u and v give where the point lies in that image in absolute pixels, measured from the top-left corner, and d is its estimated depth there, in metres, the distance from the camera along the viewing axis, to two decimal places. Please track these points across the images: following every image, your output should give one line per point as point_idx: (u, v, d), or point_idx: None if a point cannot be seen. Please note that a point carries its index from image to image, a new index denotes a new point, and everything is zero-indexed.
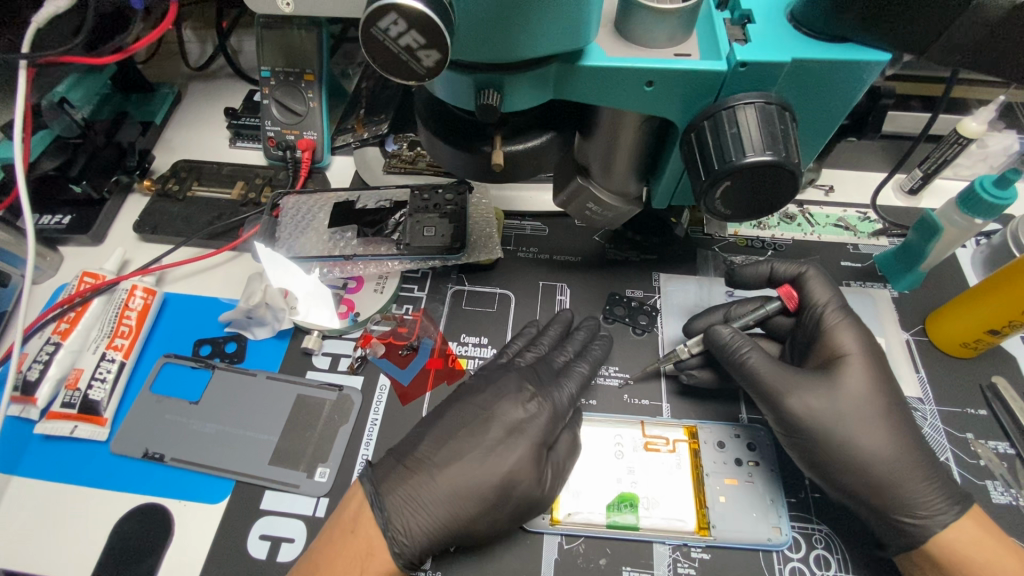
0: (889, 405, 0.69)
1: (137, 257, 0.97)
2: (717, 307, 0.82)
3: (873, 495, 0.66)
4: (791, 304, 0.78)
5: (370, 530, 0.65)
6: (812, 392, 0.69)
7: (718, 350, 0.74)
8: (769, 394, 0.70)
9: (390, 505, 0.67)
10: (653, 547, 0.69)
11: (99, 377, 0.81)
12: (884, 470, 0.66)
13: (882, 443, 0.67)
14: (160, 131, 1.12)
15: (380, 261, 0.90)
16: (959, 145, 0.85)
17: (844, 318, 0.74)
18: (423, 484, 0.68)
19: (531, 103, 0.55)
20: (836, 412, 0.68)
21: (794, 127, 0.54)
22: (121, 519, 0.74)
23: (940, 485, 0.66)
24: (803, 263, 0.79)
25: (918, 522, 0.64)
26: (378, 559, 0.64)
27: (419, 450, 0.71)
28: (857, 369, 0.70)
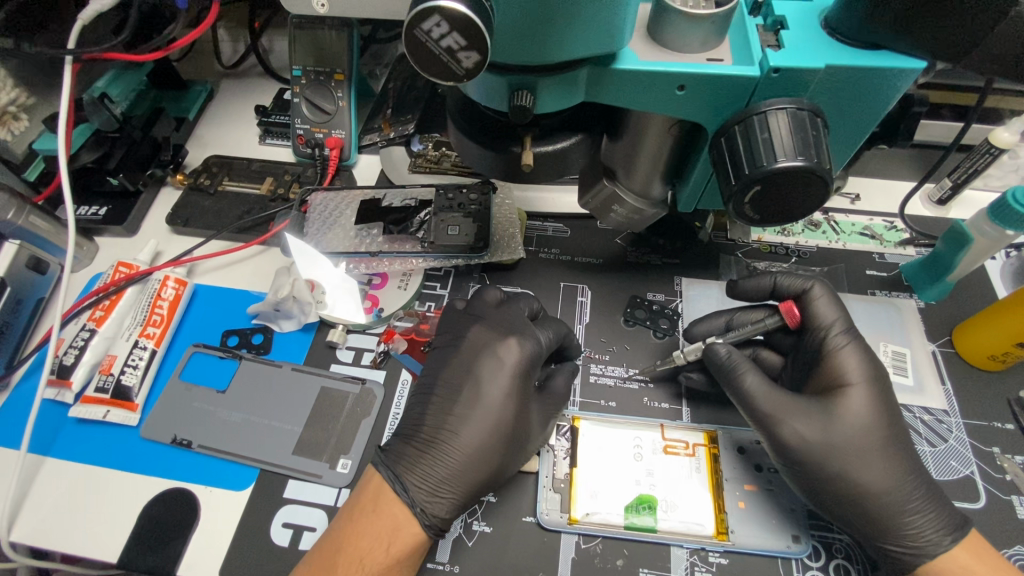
0: (889, 436, 0.68)
1: (168, 249, 0.99)
2: (719, 314, 0.82)
3: (866, 525, 0.66)
4: (792, 322, 0.77)
5: (394, 507, 0.67)
6: (806, 421, 0.68)
7: (715, 368, 0.74)
8: (762, 420, 0.70)
9: (411, 484, 0.68)
10: (670, 550, 0.69)
11: (131, 363, 0.83)
12: (878, 502, 0.66)
13: (878, 475, 0.66)
14: (193, 127, 1.15)
15: (404, 258, 0.92)
16: (991, 155, 0.84)
17: (849, 342, 0.72)
18: (438, 460, 0.70)
19: (561, 105, 0.56)
20: (828, 442, 0.67)
21: (825, 133, 0.54)
22: (150, 502, 0.76)
23: (937, 516, 0.65)
24: (811, 278, 0.77)
25: (911, 552, 0.64)
26: (406, 531, 0.66)
27: (428, 428, 0.72)
28: (858, 398, 0.69)
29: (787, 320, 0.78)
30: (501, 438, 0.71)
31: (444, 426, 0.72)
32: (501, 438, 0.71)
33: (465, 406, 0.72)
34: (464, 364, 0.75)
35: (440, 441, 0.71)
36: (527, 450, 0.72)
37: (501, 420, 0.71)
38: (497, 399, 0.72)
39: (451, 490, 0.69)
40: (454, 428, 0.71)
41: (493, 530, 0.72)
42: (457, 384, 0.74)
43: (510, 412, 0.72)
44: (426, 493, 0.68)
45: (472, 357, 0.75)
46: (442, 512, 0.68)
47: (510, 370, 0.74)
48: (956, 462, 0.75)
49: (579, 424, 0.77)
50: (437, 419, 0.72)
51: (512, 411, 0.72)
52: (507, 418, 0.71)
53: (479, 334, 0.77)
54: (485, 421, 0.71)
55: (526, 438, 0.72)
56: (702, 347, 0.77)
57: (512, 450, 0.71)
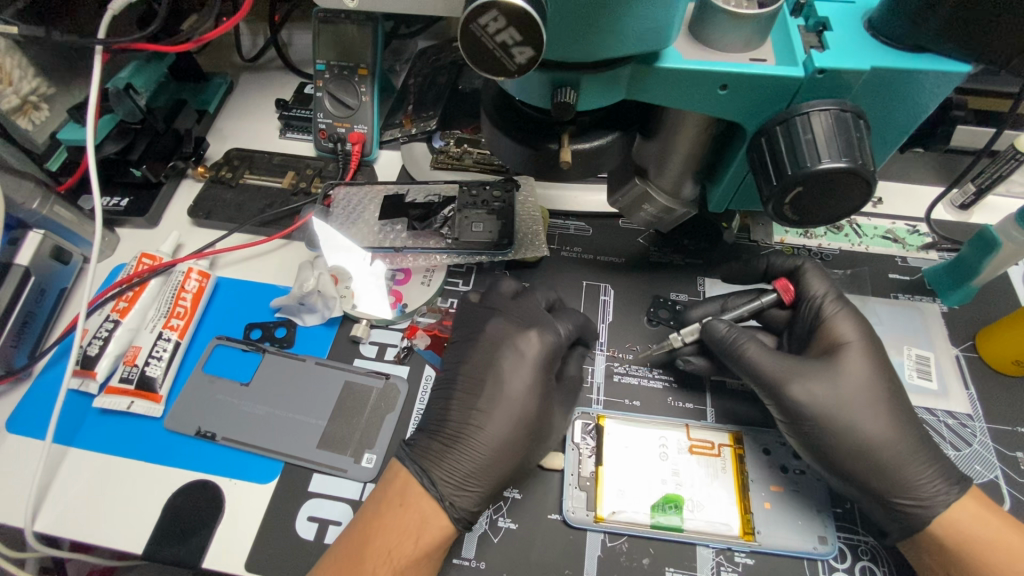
0: (891, 391, 0.70)
1: (190, 241, 1.00)
2: (714, 298, 0.83)
3: (877, 480, 0.66)
4: (787, 296, 0.78)
5: (421, 501, 0.67)
6: (812, 379, 0.70)
7: (716, 345, 0.75)
8: (771, 382, 0.71)
9: (438, 478, 0.68)
10: (697, 549, 0.70)
11: (156, 355, 0.83)
12: (886, 455, 0.67)
13: (884, 428, 0.67)
14: (213, 119, 1.15)
15: (428, 254, 0.92)
16: (1016, 160, 0.83)
17: (842, 308, 0.74)
18: (466, 454, 0.69)
19: (602, 103, 0.56)
20: (836, 398, 0.68)
21: (868, 134, 0.54)
22: (175, 494, 0.76)
23: (942, 466, 0.67)
24: (798, 258, 0.81)
25: (922, 505, 0.65)
26: (434, 524, 0.66)
27: (454, 422, 0.72)
28: (857, 355, 0.71)
29: (783, 296, 0.78)
30: (525, 432, 0.71)
31: (470, 420, 0.71)
32: (530, 435, 0.71)
33: (492, 401, 0.72)
34: (490, 361, 0.75)
35: (466, 436, 0.70)
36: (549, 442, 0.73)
37: (528, 416, 0.71)
38: (526, 395, 0.72)
39: (478, 484, 0.68)
40: (481, 424, 0.71)
41: (518, 526, 0.72)
42: (484, 380, 0.74)
43: (538, 408, 0.72)
44: (453, 487, 0.68)
45: (500, 354, 0.75)
46: (469, 505, 0.68)
47: (538, 367, 0.74)
48: (979, 467, 0.76)
49: (604, 421, 0.77)
50: (463, 415, 0.72)
51: (539, 407, 0.72)
52: (535, 414, 0.72)
53: (505, 331, 0.77)
54: (511, 417, 0.71)
55: (548, 430, 0.73)
56: (699, 327, 0.78)
57: (535, 443, 0.71)
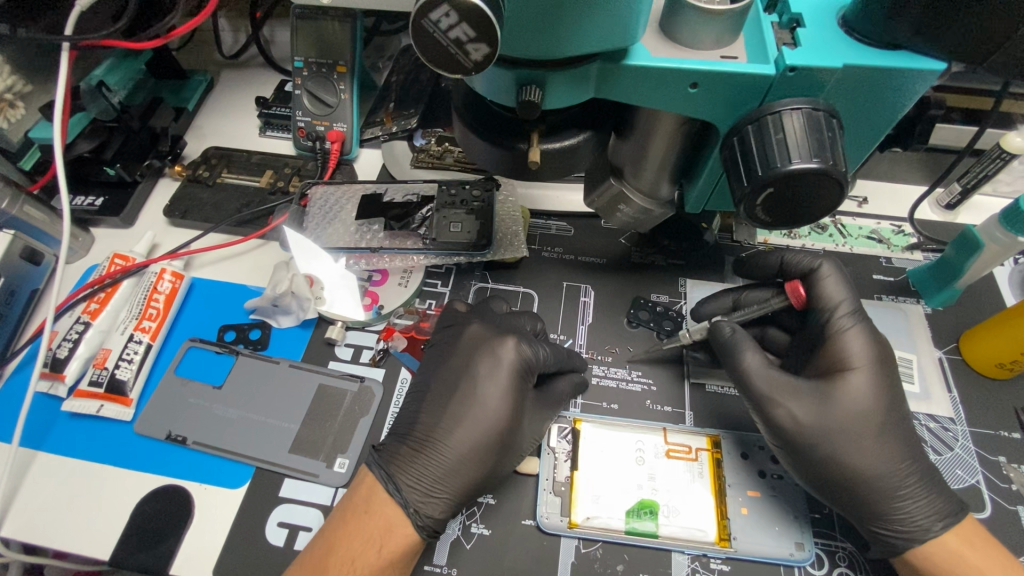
0: (886, 421, 0.67)
1: (165, 242, 0.98)
2: (728, 292, 0.82)
3: (856, 508, 0.65)
4: (797, 302, 0.75)
5: (387, 508, 0.66)
6: (802, 404, 0.67)
7: (718, 345, 0.74)
8: (758, 401, 0.69)
9: (406, 484, 0.67)
10: (672, 556, 0.69)
11: (126, 357, 0.82)
12: (869, 488, 0.65)
13: (873, 461, 0.65)
14: (192, 117, 1.13)
15: (405, 255, 0.90)
16: (1001, 160, 0.82)
17: (855, 324, 0.70)
18: (432, 459, 0.68)
19: (570, 102, 0.54)
20: (825, 427, 0.66)
21: (841, 134, 0.53)
22: (144, 498, 0.75)
23: (929, 501, 0.65)
24: (820, 257, 0.75)
25: (898, 536, 0.64)
26: (399, 532, 0.65)
27: (423, 427, 0.70)
28: (860, 382, 0.67)
29: (792, 300, 0.76)
30: (496, 440, 0.69)
31: (438, 424, 0.70)
32: (503, 443, 0.69)
33: (463, 407, 0.70)
34: (464, 364, 0.74)
35: (434, 440, 0.69)
36: (519, 449, 0.71)
37: (501, 420, 0.70)
38: (500, 399, 0.71)
39: (445, 490, 0.68)
40: (453, 428, 0.70)
41: (491, 532, 0.71)
42: (458, 384, 0.72)
43: (508, 411, 0.70)
44: (420, 494, 0.67)
45: (472, 355, 0.73)
46: (436, 512, 0.67)
47: (513, 370, 0.72)
48: (961, 471, 0.75)
49: (579, 424, 0.76)
50: (433, 418, 0.71)
51: (510, 410, 0.70)
52: (509, 419, 0.70)
53: (480, 333, 0.75)
54: (480, 419, 0.69)
55: (518, 437, 0.71)
56: (707, 327, 0.77)
57: (506, 450, 0.70)
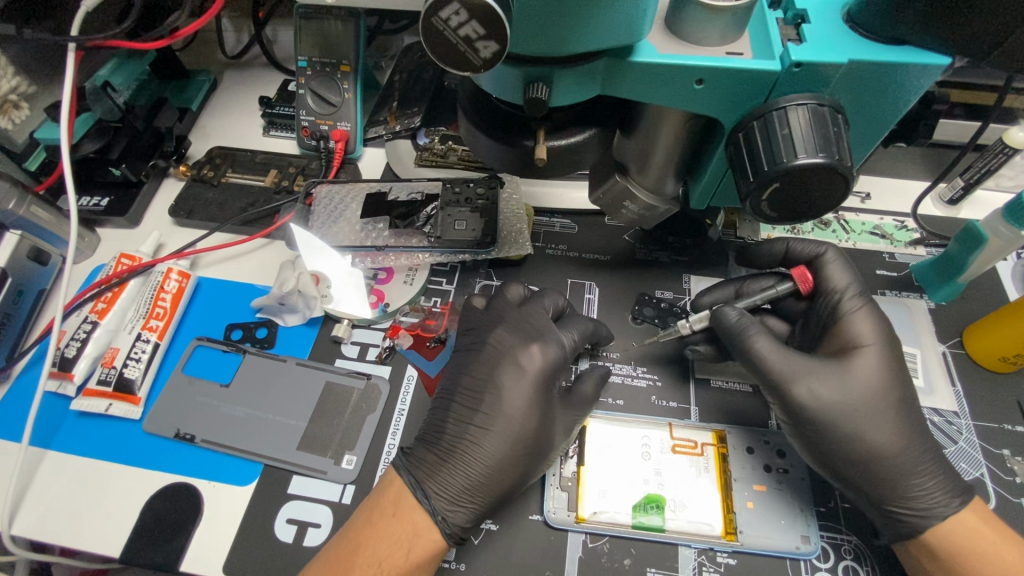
0: (899, 400, 0.69)
1: (171, 241, 0.98)
2: (729, 282, 0.82)
3: (875, 487, 0.66)
4: (804, 286, 0.77)
5: (416, 513, 0.66)
6: (823, 381, 0.68)
7: (724, 331, 0.74)
8: (776, 381, 0.69)
9: (433, 491, 0.68)
10: (678, 550, 0.69)
11: (134, 356, 0.83)
12: (888, 464, 0.66)
13: (890, 436, 0.67)
14: (197, 117, 1.14)
15: (410, 253, 0.90)
16: (1004, 154, 0.83)
17: (862, 305, 0.73)
18: (460, 470, 0.69)
19: (576, 99, 0.55)
20: (844, 402, 0.67)
21: (846, 129, 0.53)
22: (153, 496, 0.76)
23: (944, 478, 0.66)
24: (823, 244, 0.78)
25: (919, 514, 0.65)
26: (425, 537, 0.65)
27: (450, 436, 0.71)
28: (871, 359, 0.70)
29: (799, 284, 0.77)
30: (524, 450, 0.69)
31: (465, 433, 0.71)
32: (523, 450, 0.69)
33: (490, 420, 0.71)
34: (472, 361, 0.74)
35: (461, 449, 0.70)
36: (549, 460, 0.71)
37: (527, 431, 0.70)
38: (507, 396, 0.71)
39: (473, 500, 0.68)
40: (462, 428, 0.71)
41: (499, 528, 0.71)
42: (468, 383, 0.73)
43: (536, 424, 0.71)
44: (447, 501, 0.67)
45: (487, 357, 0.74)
46: (462, 520, 0.67)
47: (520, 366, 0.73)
48: (965, 465, 0.75)
49: (587, 422, 0.77)
50: (460, 425, 0.71)
51: (539, 422, 0.71)
52: (514, 415, 0.71)
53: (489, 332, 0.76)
54: (510, 430, 0.70)
55: (547, 447, 0.71)
56: (709, 315, 0.77)
57: (534, 462, 0.70)
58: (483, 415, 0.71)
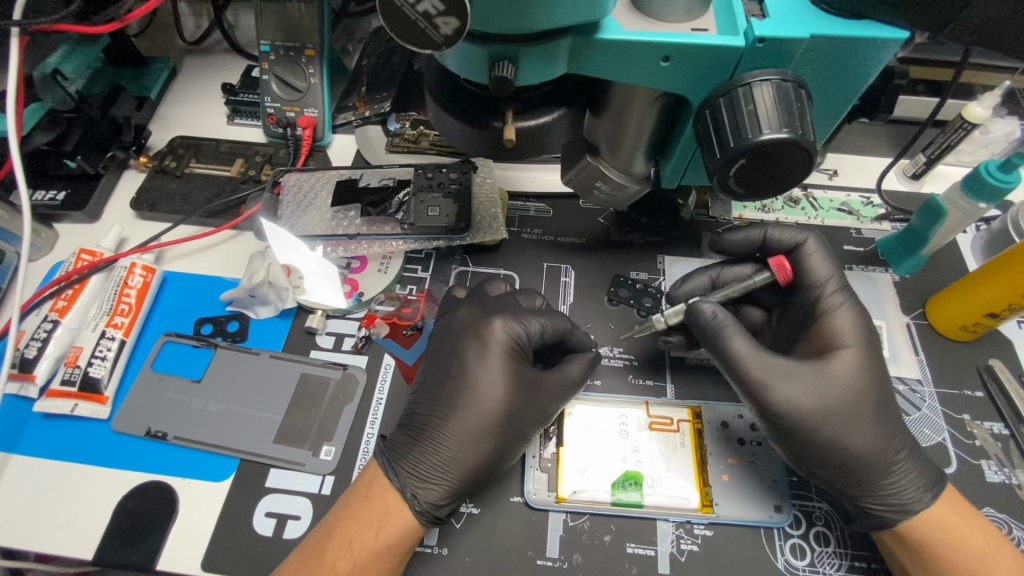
0: (879, 399, 0.68)
1: (134, 235, 0.95)
2: (705, 271, 0.81)
3: (848, 486, 0.66)
4: (784, 277, 0.76)
5: (387, 493, 0.66)
6: (801, 384, 0.67)
7: (701, 329, 0.73)
8: (752, 384, 0.68)
9: (403, 470, 0.68)
10: (657, 524, 0.70)
11: (99, 354, 0.80)
12: (863, 465, 0.66)
13: (867, 438, 0.66)
14: (156, 106, 1.10)
15: (383, 240, 0.89)
16: (964, 130, 0.85)
17: (843, 300, 0.72)
18: (430, 448, 0.69)
19: (542, 78, 0.54)
20: (823, 406, 0.66)
21: (810, 104, 0.54)
22: (126, 496, 0.74)
23: (919, 473, 0.66)
24: (803, 232, 0.77)
25: (891, 509, 0.65)
26: (398, 515, 0.65)
27: (420, 415, 0.71)
28: (850, 360, 0.69)
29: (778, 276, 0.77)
30: (494, 424, 0.69)
31: (434, 412, 0.71)
32: (493, 425, 0.69)
33: (458, 389, 0.71)
34: (451, 349, 0.74)
35: (431, 428, 0.70)
36: (529, 436, 0.71)
37: (497, 406, 0.70)
38: (488, 381, 0.71)
39: (443, 477, 0.67)
40: (433, 410, 0.71)
41: (480, 511, 0.72)
42: (452, 370, 0.73)
43: (504, 400, 0.70)
44: (417, 479, 0.67)
45: (459, 341, 0.74)
46: (435, 498, 0.67)
47: (500, 349, 0.73)
48: (929, 430, 0.78)
49: (568, 408, 0.77)
50: (428, 409, 0.71)
51: (507, 396, 0.71)
52: (486, 396, 0.70)
53: (467, 317, 0.76)
54: (477, 406, 0.70)
55: (523, 425, 0.71)
56: (684, 310, 0.76)
57: (509, 437, 0.70)
58: (456, 394, 0.71)
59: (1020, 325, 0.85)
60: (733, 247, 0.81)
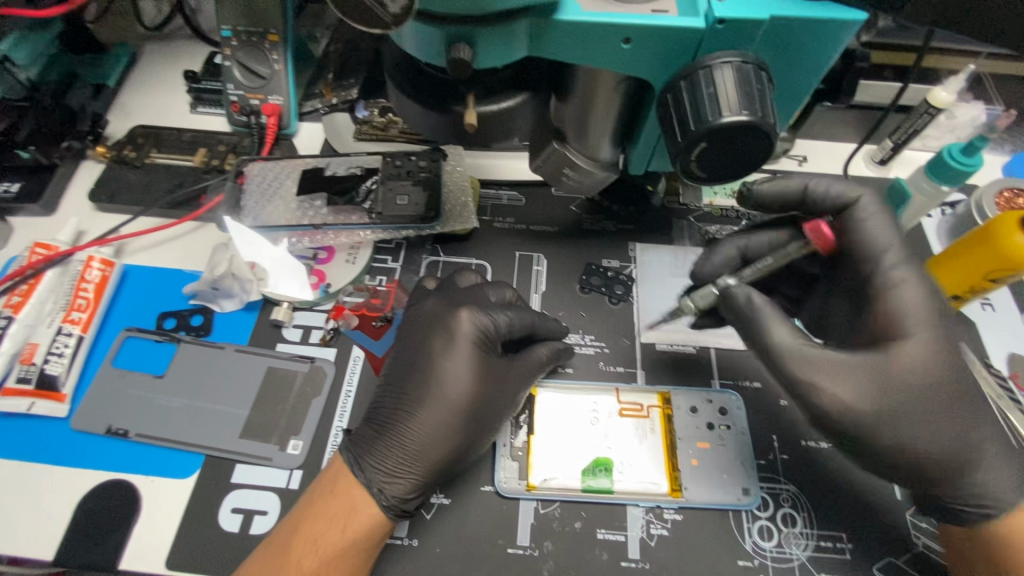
0: (956, 392, 0.62)
1: (92, 228, 0.92)
2: (733, 240, 0.74)
3: (925, 487, 0.62)
4: (823, 242, 0.65)
5: (352, 490, 0.65)
6: (857, 384, 0.61)
7: (733, 313, 0.67)
8: (795, 384, 0.62)
9: (369, 465, 0.67)
10: (627, 510, 0.71)
11: (56, 351, 0.77)
12: (936, 466, 0.61)
13: (938, 436, 0.61)
14: (115, 95, 1.06)
15: (350, 231, 0.87)
16: (929, 114, 0.86)
17: (910, 274, 0.64)
18: (396, 443, 0.67)
19: (502, 62, 0.53)
20: (890, 410, 0.60)
21: (771, 87, 0.54)
22: (86, 495, 0.72)
23: (1011, 467, 0.62)
24: (856, 188, 0.68)
25: (978, 509, 0.61)
26: (362, 513, 0.64)
27: (385, 410, 0.70)
28: (918, 352, 0.62)
29: (817, 243, 0.66)
30: (461, 418, 0.69)
31: (399, 406, 0.69)
32: (459, 418, 0.69)
33: (425, 382, 0.70)
34: (417, 340, 0.73)
35: (397, 423, 0.68)
36: (495, 430, 0.71)
37: (463, 398, 0.69)
38: (456, 375, 0.70)
39: (410, 471, 0.67)
40: (399, 405, 0.70)
41: (450, 502, 0.71)
42: (417, 363, 0.71)
43: (470, 392, 0.70)
44: (384, 474, 0.66)
45: (426, 334, 0.73)
46: (402, 492, 0.66)
47: (468, 342, 0.72)
48: None
49: (536, 397, 0.77)
50: (394, 403, 0.70)
51: (474, 388, 0.70)
52: (452, 389, 0.69)
53: (435, 308, 0.74)
54: (444, 398, 0.69)
55: (490, 417, 0.70)
56: (712, 294, 0.69)
57: (477, 430, 0.69)
58: (421, 387, 0.70)
59: (983, 306, 0.87)
60: (772, 203, 0.72)
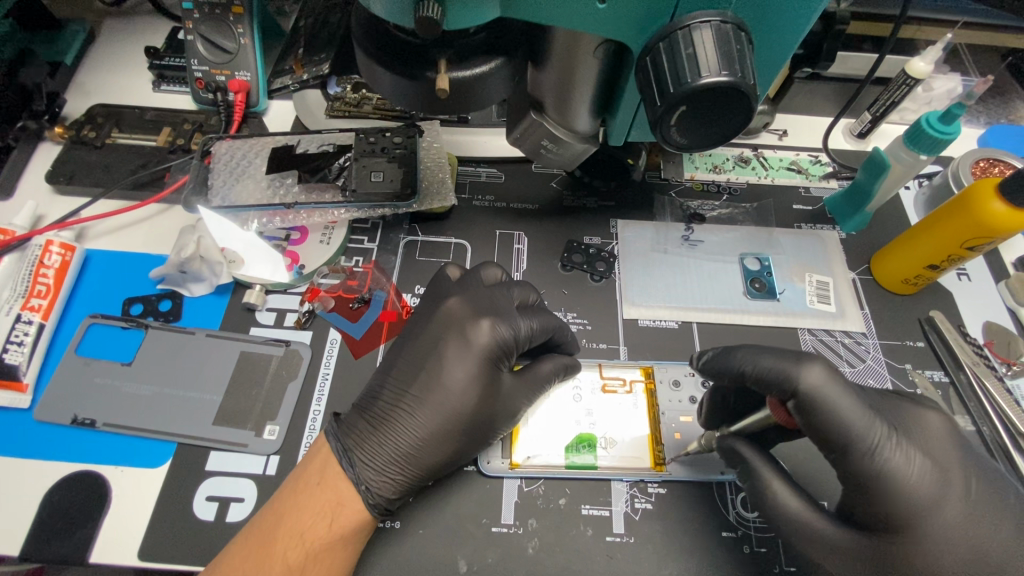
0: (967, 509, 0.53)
1: (52, 212, 0.88)
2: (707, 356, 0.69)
3: None
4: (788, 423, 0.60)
5: (340, 482, 0.63)
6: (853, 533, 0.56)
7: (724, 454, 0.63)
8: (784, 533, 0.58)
9: (359, 459, 0.64)
10: (611, 485, 0.70)
11: (15, 340, 0.74)
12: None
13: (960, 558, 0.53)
14: (73, 73, 1.01)
15: (324, 210, 0.84)
16: (907, 86, 0.85)
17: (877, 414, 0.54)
18: (388, 439, 0.65)
19: (474, 22, 0.51)
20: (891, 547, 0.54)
21: (750, 48, 0.52)
22: (52, 488, 0.69)
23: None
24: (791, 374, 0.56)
25: None
26: (349, 508, 0.62)
27: (383, 403, 0.67)
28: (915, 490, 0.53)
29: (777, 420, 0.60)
30: (459, 425, 0.66)
31: (399, 403, 0.66)
32: (457, 426, 0.66)
33: (431, 382, 0.66)
34: (412, 330, 0.71)
35: (392, 418, 0.66)
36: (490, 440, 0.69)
37: (468, 407, 0.66)
38: (458, 383, 0.66)
39: (400, 471, 0.65)
40: (397, 401, 0.67)
41: (435, 484, 0.70)
42: (425, 365, 0.67)
43: (475, 400, 0.67)
44: (373, 470, 0.64)
45: (441, 336, 0.68)
46: (389, 492, 0.64)
47: (483, 353, 0.68)
48: (873, 380, 0.79)
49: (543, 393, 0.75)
50: (394, 398, 0.67)
51: (480, 400, 0.67)
52: (457, 393, 0.66)
53: (458, 309, 0.69)
54: (445, 404, 0.66)
55: (490, 427, 0.68)
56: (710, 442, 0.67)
57: (474, 438, 0.67)
58: (423, 387, 0.67)
59: (959, 276, 0.87)
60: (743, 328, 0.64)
